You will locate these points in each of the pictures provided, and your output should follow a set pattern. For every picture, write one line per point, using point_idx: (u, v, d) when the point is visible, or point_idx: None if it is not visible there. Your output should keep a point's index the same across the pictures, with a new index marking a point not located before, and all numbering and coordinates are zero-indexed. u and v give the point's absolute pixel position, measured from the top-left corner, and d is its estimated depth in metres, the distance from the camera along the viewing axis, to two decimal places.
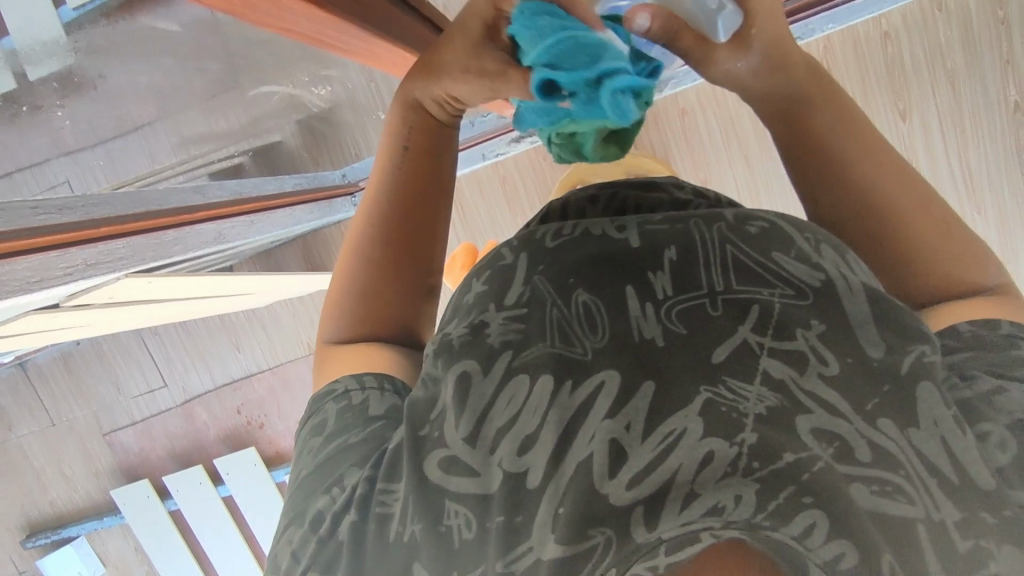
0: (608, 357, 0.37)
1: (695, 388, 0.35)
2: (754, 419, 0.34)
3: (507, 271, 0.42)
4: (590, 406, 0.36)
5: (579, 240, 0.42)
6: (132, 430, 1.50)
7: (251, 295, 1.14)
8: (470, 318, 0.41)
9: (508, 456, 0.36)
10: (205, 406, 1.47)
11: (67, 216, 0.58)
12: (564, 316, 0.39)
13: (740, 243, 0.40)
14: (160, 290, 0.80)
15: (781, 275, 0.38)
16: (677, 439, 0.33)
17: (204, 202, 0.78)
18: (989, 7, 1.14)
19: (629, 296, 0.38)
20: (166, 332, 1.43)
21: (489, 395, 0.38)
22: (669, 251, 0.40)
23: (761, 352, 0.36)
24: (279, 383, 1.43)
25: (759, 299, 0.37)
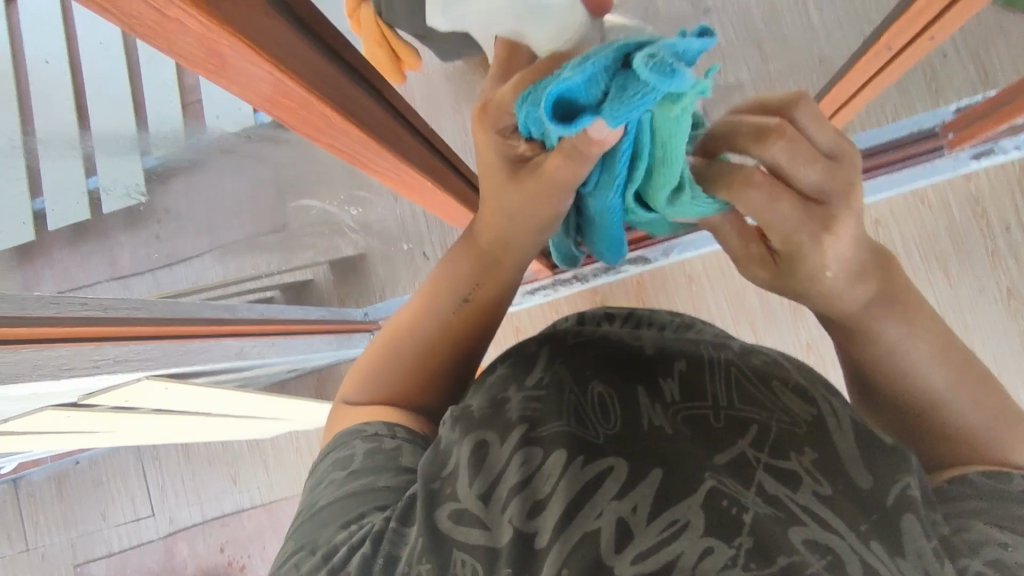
0: (615, 435, 0.40)
1: (699, 480, 0.37)
2: (750, 522, 0.35)
3: (528, 362, 0.47)
4: (597, 477, 0.37)
5: (597, 347, 0.47)
6: (106, 562, 1.41)
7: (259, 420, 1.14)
8: (492, 396, 0.44)
9: (517, 510, 0.37)
10: (189, 540, 1.39)
11: (110, 315, 0.63)
12: (579, 405, 0.42)
13: (743, 373, 0.44)
14: (176, 398, 0.83)
15: (778, 403, 0.42)
16: (681, 526, 0.35)
17: (233, 320, 0.84)
18: (967, 205, 1.26)
19: (632, 397, 0.43)
20: (167, 456, 1.41)
21: (502, 462, 0.39)
22: (678, 363, 0.45)
23: (754, 462, 0.38)
24: (268, 523, 1.35)
25: (753, 417, 0.41)
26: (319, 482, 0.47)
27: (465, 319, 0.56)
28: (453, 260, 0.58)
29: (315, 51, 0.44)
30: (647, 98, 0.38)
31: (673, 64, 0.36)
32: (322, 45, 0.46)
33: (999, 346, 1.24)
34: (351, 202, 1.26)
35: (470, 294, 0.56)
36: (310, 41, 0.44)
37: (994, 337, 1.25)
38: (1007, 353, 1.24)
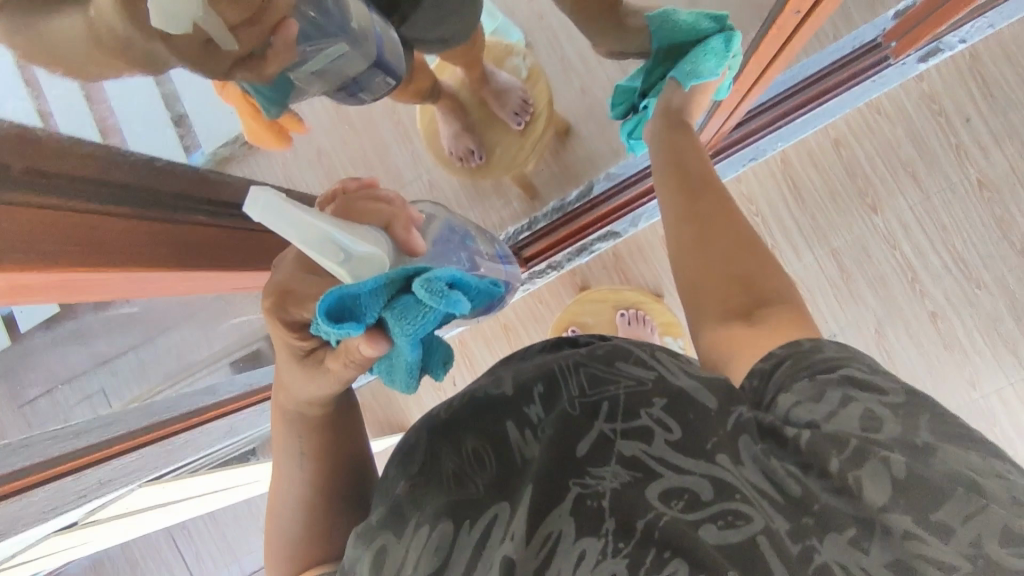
0: (534, 476, 0.35)
1: (644, 491, 0.32)
2: (711, 509, 0.31)
3: (408, 448, 0.42)
4: (544, 548, 0.32)
5: (539, 374, 0.40)
6: None
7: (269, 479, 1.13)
8: (440, 470, 0.39)
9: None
10: None
11: (82, 442, 0.63)
12: (487, 454, 0.39)
13: (636, 350, 0.40)
14: (163, 493, 0.81)
15: (684, 375, 0.37)
16: (634, 540, 0.30)
17: (215, 401, 0.84)
18: (923, 103, 1.18)
19: (544, 422, 0.38)
20: (197, 525, 1.41)
21: (469, 552, 0.34)
22: (535, 385, 0.40)
23: (687, 437, 0.34)
24: None
25: (668, 389, 0.36)
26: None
27: (325, 465, 0.50)
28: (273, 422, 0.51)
29: (143, 196, 0.44)
30: (419, 324, 0.41)
31: (450, 294, 0.41)
32: (151, 183, 0.46)
33: (982, 241, 1.17)
34: None
35: (309, 446, 0.50)
36: (136, 190, 0.43)
37: (976, 234, 1.17)
38: (993, 249, 1.16)
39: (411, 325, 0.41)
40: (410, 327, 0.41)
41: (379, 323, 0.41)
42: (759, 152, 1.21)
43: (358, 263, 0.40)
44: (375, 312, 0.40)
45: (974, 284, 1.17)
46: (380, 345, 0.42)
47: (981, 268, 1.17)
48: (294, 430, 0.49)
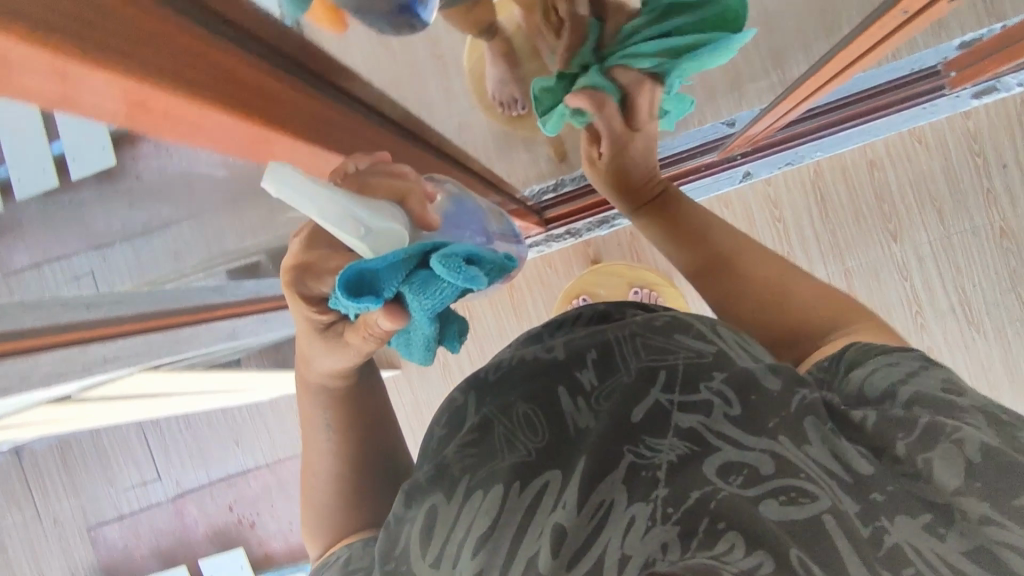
0: (588, 444, 0.35)
1: (700, 466, 0.32)
2: (771, 484, 0.30)
3: (458, 410, 0.41)
4: (597, 515, 0.31)
5: (595, 344, 0.40)
6: (118, 524, 1.40)
7: (254, 389, 1.12)
8: (487, 424, 0.38)
9: (487, 565, 0.32)
10: (199, 500, 1.39)
11: (93, 312, 0.61)
12: (539, 418, 0.37)
13: (695, 326, 0.39)
14: (157, 382, 0.80)
15: (746, 358, 0.37)
16: (686, 506, 0.29)
17: (222, 300, 0.82)
18: (965, 142, 1.17)
19: (600, 391, 0.38)
20: (168, 423, 1.40)
21: (519, 519, 0.33)
22: (589, 352, 0.39)
23: (748, 418, 0.33)
24: (274, 481, 1.37)
25: (725, 366, 0.36)
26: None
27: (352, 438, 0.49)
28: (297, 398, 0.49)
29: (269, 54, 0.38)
30: (439, 300, 0.39)
31: (470, 270, 0.38)
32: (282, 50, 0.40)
33: (989, 289, 1.19)
34: None
35: (338, 419, 0.49)
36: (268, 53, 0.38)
37: (985, 281, 1.18)
38: (997, 299, 1.18)
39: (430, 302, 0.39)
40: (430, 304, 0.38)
41: (399, 302, 0.39)
42: (794, 158, 1.20)
43: (377, 238, 0.38)
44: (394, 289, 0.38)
45: (973, 328, 1.19)
46: (398, 320, 0.40)
47: (983, 314, 1.19)
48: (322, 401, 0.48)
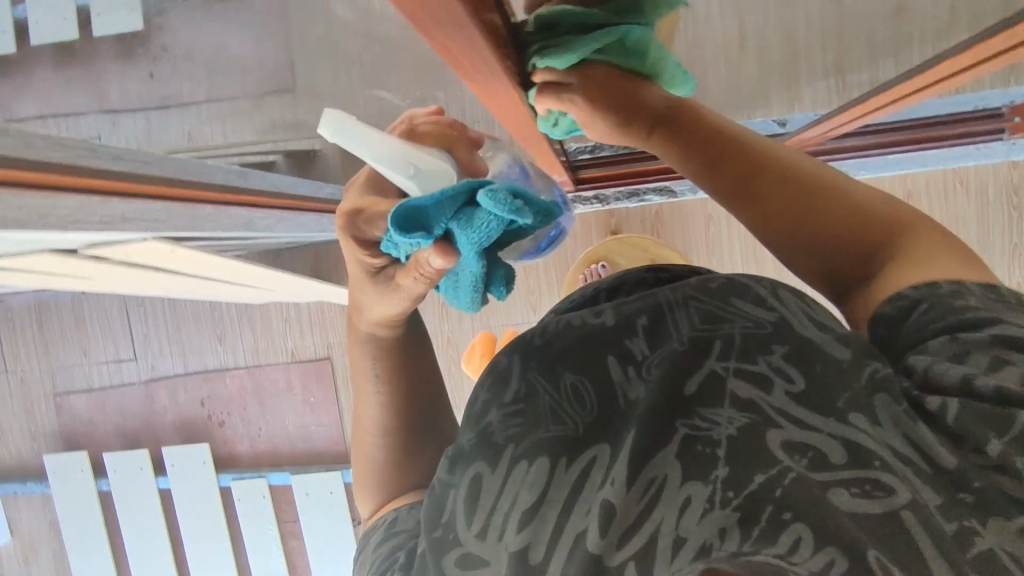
0: (636, 420, 0.28)
1: (762, 444, 0.26)
2: (843, 473, 0.25)
3: (501, 375, 0.33)
4: (647, 493, 0.27)
5: (642, 295, 0.33)
6: (86, 396, 1.37)
7: (254, 291, 1.07)
8: (521, 374, 0.32)
9: (533, 541, 0.28)
10: (170, 390, 1.35)
11: (122, 162, 0.53)
12: (586, 384, 0.31)
13: (756, 285, 0.32)
14: (168, 256, 0.76)
15: (818, 322, 0.30)
16: (750, 494, 0.25)
17: (246, 187, 0.74)
18: (1006, 193, 1.16)
19: (652, 359, 0.30)
20: (152, 305, 1.34)
21: (563, 498, 0.28)
22: (639, 317, 0.32)
23: (817, 393, 0.27)
24: (252, 385, 1.32)
25: (793, 337, 0.29)
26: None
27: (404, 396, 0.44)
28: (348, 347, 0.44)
29: None
30: (486, 235, 0.32)
31: (517, 203, 0.31)
32: None
33: None
34: (366, 75, 1.12)
35: (388, 373, 0.44)
36: None
37: None
38: None
39: (476, 241, 0.32)
40: (477, 245, 0.32)
41: (450, 243, 0.33)
42: None
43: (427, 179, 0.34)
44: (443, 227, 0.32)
45: None
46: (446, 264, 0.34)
47: None
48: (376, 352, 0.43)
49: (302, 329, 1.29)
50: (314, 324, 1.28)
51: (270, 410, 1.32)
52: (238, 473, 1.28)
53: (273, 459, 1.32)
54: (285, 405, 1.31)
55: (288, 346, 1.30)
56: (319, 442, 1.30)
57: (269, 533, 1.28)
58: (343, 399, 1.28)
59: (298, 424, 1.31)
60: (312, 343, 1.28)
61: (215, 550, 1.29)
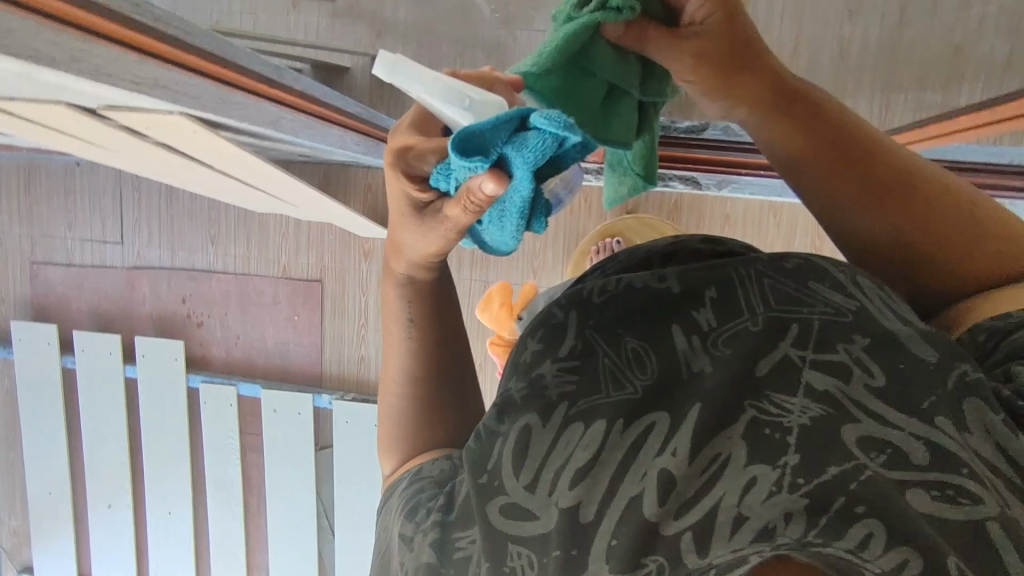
0: (703, 395, 0.27)
1: (838, 434, 0.26)
2: (925, 476, 0.25)
3: (554, 328, 0.32)
4: (710, 469, 0.26)
5: (711, 264, 0.31)
6: (63, 270, 1.32)
7: (257, 194, 1.00)
8: (579, 330, 0.31)
9: (585, 500, 0.27)
10: (152, 281, 1.31)
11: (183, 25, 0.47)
12: (646, 349, 0.30)
13: (834, 270, 0.30)
14: (183, 140, 0.72)
15: (897, 317, 0.28)
16: (822, 483, 0.25)
17: (289, 86, 0.68)
18: None
19: (720, 333, 0.29)
20: (148, 191, 1.29)
21: (616, 463, 0.27)
22: (706, 287, 0.30)
23: (898, 392, 0.26)
24: (237, 292, 1.29)
25: (873, 328, 0.28)
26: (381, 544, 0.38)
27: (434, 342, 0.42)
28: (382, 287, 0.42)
29: None
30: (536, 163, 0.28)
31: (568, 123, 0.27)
32: None
33: None
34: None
35: (420, 314, 0.42)
36: None
37: None
38: None
39: (529, 158, 0.27)
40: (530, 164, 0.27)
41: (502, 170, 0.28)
42: None
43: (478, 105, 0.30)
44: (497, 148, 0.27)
45: None
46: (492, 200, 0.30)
47: None
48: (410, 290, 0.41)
49: (298, 245, 1.26)
50: (312, 244, 1.26)
51: (250, 321, 1.29)
52: (209, 377, 1.26)
53: (245, 369, 1.30)
54: (268, 319, 1.29)
55: (281, 260, 1.27)
56: (295, 361, 1.29)
57: (230, 441, 1.27)
58: (328, 323, 1.27)
59: (277, 340, 1.29)
60: (306, 262, 1.26)
61: (172, 448, 1.27)
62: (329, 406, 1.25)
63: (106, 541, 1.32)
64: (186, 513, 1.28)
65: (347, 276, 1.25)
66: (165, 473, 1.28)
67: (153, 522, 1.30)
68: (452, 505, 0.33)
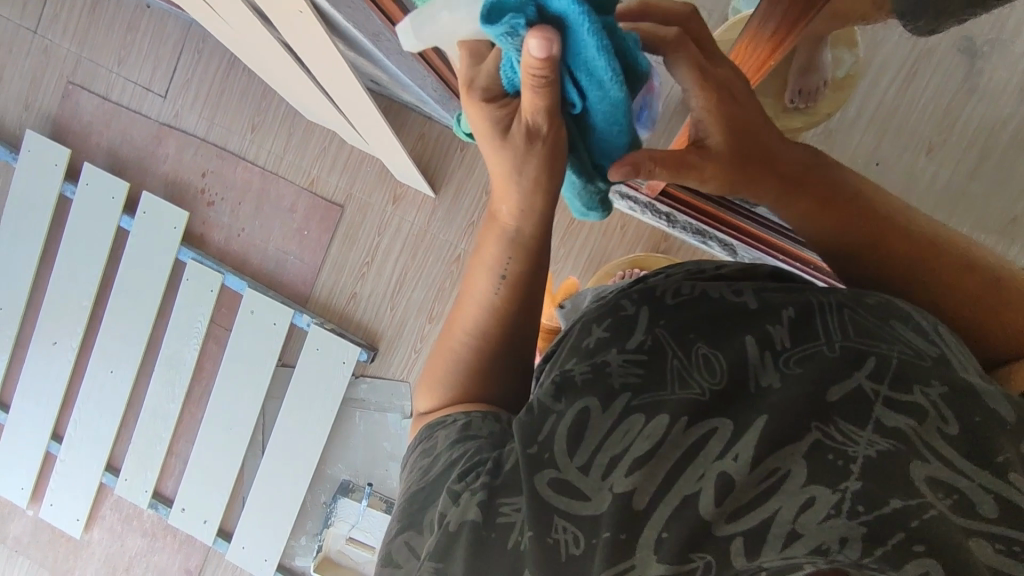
0: (768, 408, 0.32)
1: (905, 469, 0.28)
2: (991, 529, 0.27)
3: (627, 320, 0.38)
4: (768, 479, 0.30)
5: (792, 293, 0.36)
6: (97, 100, 1.28)
7: (316, 95, 0.96)
8: (651, 328, 0.38)
9: (641, 489, 0.32)
10: (179, 144, 1.27)
11: None
12: (719, 360, 0.34)
13: (921, 318, 0.33)
14: (280, 18, 0.70)
15: (977, 373, 0.31)
16: (882, 516, 0.27)
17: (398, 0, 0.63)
18: None
19: (792, 353, 0.33)
20: (208, 57, 1.25)
21: (675, 458, 0.32)
22: (785, 308, 0.35)
23: (969, 442, 0.28)
24: (257, 187, 1.26)
25: (953, 378, 0.30)
26: (412, 486, 0.40)
27: (517, 301, 0.46)
28: (479, 238, 0.47)
29: None
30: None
31: None
32: None
33: None
34: None
35: (512, 270, 0.45)
36: None
37: None
38: None
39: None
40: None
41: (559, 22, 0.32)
42: None
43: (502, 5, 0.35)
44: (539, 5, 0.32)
45: None
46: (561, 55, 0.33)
47: None
48: (505, 243, 0.45)
49: (335, 164, 1.24)
50: (347, 168, 1.23)
51: (260, 218, 1.26)
52: (200, 256, 1.23)
53: (237, 264, 1.27)
54: (277, 223, 1.26)
55: (311, 172, 1.24)
56: (289, 273, 1.26)
57: (196, 324, 1.24)
58: (334, 249, 1.24)
59: (278, 248, 1.26)
60: (334, 183, 1.24)
61: (139, 309, 1.24)
62: (305, 328, 1.23)
63: (39, 377, 1.28)
64: (128, 377, 1.25)
65: (369, 211, 1.23)
66: (123, 332, 1.25)
67: (92, 376, 1.27)
68: (498, 471, 0.36)
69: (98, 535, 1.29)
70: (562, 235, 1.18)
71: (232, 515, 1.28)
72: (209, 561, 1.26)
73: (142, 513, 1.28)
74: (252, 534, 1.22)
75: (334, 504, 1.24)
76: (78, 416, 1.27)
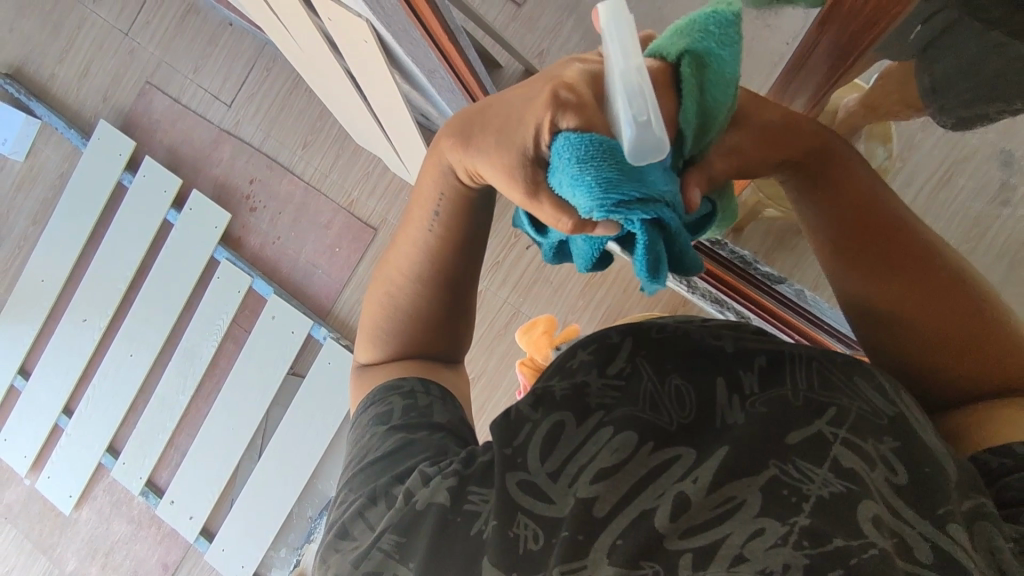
0: (731, 441, 0.33)
1: (855, 510, 0.29)
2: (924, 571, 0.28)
3: (609, 346, 0.40)
4: (723, 506, 0.31)
5: (770, 346, 0.38)
6: (168, 102, 1.37)
7: (369, 121, 1.01)
8: (633, 356, 0.39)
9: (603, 496, 0.33)
10: (235, 151, 1.34)
11: None
12: (692, 397, 0.36)
13: (881, 379, 0.36)
14: (346, 48, 0.75)
15: (928, 434, 0.33)
16: (826, 552, 0.28)
17: (452, 37, 0.68)
18: None
19: (758, 397, 0.35)
20: (276, 76, 1.33)
21: (639, 477, 0.33)
22: (757, 357, 0.37)
23: (915, 493, 0.31)
24: (299, 201, 1.31)
25: (904, 436, 0.33)
26: (367, 457, 0.43)
27: (447, 249, 0.49)
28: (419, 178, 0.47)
29: None
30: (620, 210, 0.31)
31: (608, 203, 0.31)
32: None
33: None
34: None
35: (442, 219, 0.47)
36: None
37: None
38: None
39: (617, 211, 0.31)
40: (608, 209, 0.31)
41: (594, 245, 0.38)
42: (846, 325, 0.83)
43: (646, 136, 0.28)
44: (602, 207, 0.30)
45: None
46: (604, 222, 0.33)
47: None
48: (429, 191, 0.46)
49: (376, 188, 1.29)
50: (387, 193, 1.28)
51: (297, 228, 1.31)
52: (234, 257, 1.28)
53: (268, 270, 1.32)
54: (312, 236, 1.31)
55: (351, 193, 1.30)
56: (315, 285, 1.30)
57: (218, 321, 1.28)
58: (361, 269, 1.28)
59: (309, 260, 1.31)
60: (372, 206, 1.29)
61: (168, 299, 1.30)
62: (321, 341, 1.25)
63: (63, 350, 1.33)
64: (145, 362, 1.30)
65: None
66: (149, 319, 1.30)
67: (112, 356, 1.31)
68: (471, 462, 0.38)
69: (86, 515, 1.30)
70: (584, 285, 1.20)
71: (217, 515, 1.29)
72: (188, 559, 1.26)
73: (132, 499, 1.29)
74: (234, 537, 1.23)
75: (319, 520, 1.23)
76: (91, 393, 1.31)
